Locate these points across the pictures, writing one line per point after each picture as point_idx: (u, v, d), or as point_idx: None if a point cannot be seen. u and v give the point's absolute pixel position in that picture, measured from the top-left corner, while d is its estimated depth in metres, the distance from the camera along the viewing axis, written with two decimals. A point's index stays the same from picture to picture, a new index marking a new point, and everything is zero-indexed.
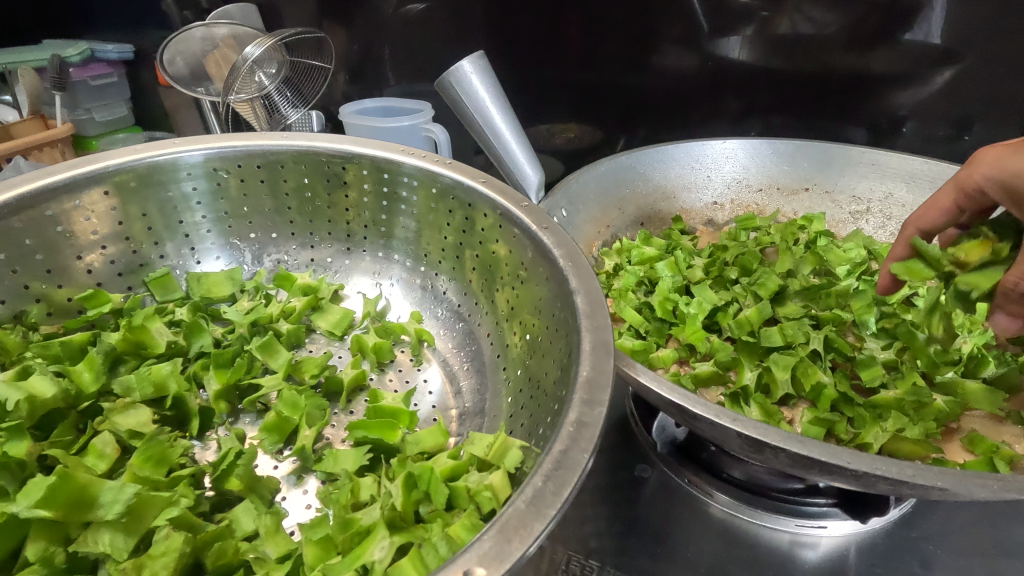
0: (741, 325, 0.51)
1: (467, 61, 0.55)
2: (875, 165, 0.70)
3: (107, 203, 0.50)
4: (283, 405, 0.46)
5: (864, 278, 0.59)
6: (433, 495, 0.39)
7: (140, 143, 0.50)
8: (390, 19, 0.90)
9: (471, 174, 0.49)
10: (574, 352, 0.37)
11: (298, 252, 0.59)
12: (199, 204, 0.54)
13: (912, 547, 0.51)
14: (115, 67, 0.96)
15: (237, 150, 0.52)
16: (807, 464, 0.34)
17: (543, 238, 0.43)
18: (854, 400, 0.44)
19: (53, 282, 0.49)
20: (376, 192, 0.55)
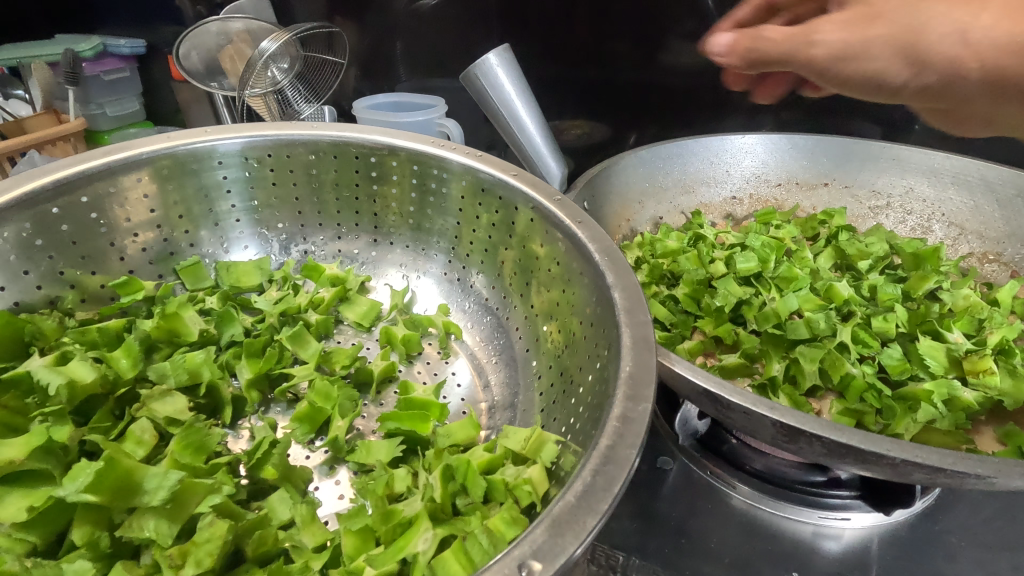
0: (767, 317, 0.51)
1: (493, 54, 0.55)
2: (896, 160, 0.69)
3: (142, 190, 0.51)
4: (319, 397, 0.47)
5: (885, 271, 0.59)
6: (471, 489, 0.39)
7: (174, 131, 0.51)
8: (401, 15, 0.90)
9: (503, 167, 0.50)
10: (614, 346, 0.37)
11: (327, 242, 0.59)
12: (231, 192, 0.55)
13: (936, 540, 0.51)
14: (128, 63, 0.96)
15: (272, 139, 0.52)
16: (844, 451, 0.35)
17: (578, 233, 0.44)
18: (883, 392, 0.44)
19: (89, 270, 0.49)
20: (407, 183, 0.55)
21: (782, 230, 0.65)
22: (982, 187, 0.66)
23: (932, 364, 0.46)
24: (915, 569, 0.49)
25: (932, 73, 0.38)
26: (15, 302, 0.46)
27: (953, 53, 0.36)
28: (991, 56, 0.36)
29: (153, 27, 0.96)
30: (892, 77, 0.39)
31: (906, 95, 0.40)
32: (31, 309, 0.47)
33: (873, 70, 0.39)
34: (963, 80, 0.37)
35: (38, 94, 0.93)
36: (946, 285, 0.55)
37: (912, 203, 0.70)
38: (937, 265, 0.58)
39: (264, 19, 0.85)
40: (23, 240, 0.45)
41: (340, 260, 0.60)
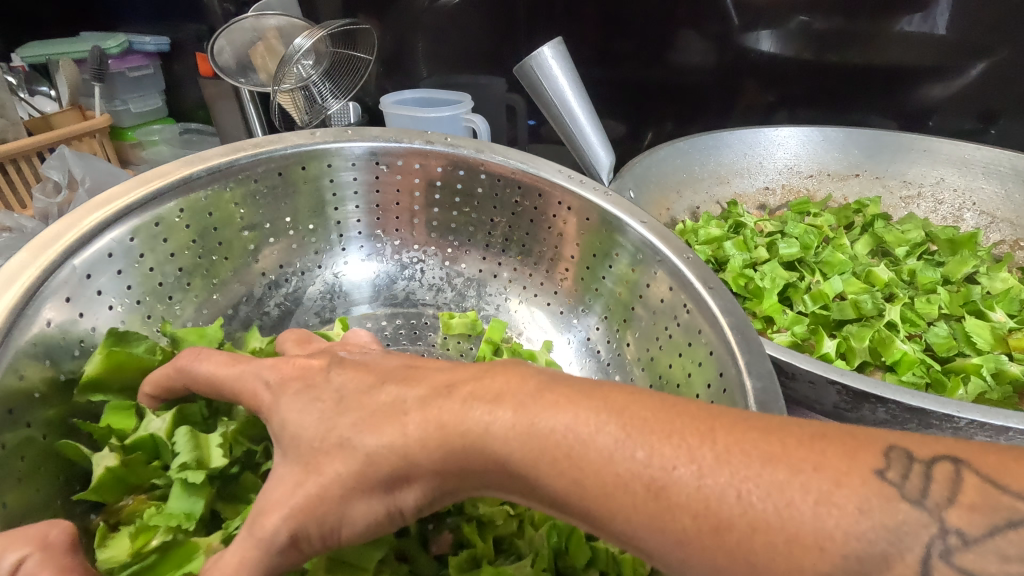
0: (816, 297, 0.53)
1: (548, 46, 0.58)
2: (928, 152, 0.71)
3: (275, 183, 0.47)
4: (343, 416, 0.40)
5: (924, 256, 0.61)
6: (575, 556, 0.38)
7: (319, 127, 0.48)
8: (425, 14, 0.92)
9: (679, 248, 0.43)
10: (735, 382, 0.35)
11: (431, 263, 0.55)
12: (353, 194, 0.51)
13: None
14: (151, 60, 0.99)
15: (408, 146, 0.49)
16: (906, 417, 0.36)
17: (710, 299, 0.40)
18: (932, 365, 0.47)
19: (225, 269, 0.47)
20: (520, 208, 0.51)
21: (822, 217, 0.67)
22: (1013, 176, 0.68)
23: (981, 341, 0.49)
24: None
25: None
26: (169, 297, 0.43)
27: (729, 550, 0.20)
28: (831, 563, 0.19)
29: (176, 23, 0.97)
30: (653, 546, 0.21)
31: (693, 567, 0.21)
32: (170, 302, 0.44)
33: (617, 474, 0.21)
34: (726, 529, 0.20)
35: (64, 91, 0.92)
36: (983, 270, 0.57)
37: (943, 192, 0.72)
38: (976, 250, 0.60)
39: (293, 15, 0.87)
40: (174, 223, 0.42)
41: (443, 277, 0.55)
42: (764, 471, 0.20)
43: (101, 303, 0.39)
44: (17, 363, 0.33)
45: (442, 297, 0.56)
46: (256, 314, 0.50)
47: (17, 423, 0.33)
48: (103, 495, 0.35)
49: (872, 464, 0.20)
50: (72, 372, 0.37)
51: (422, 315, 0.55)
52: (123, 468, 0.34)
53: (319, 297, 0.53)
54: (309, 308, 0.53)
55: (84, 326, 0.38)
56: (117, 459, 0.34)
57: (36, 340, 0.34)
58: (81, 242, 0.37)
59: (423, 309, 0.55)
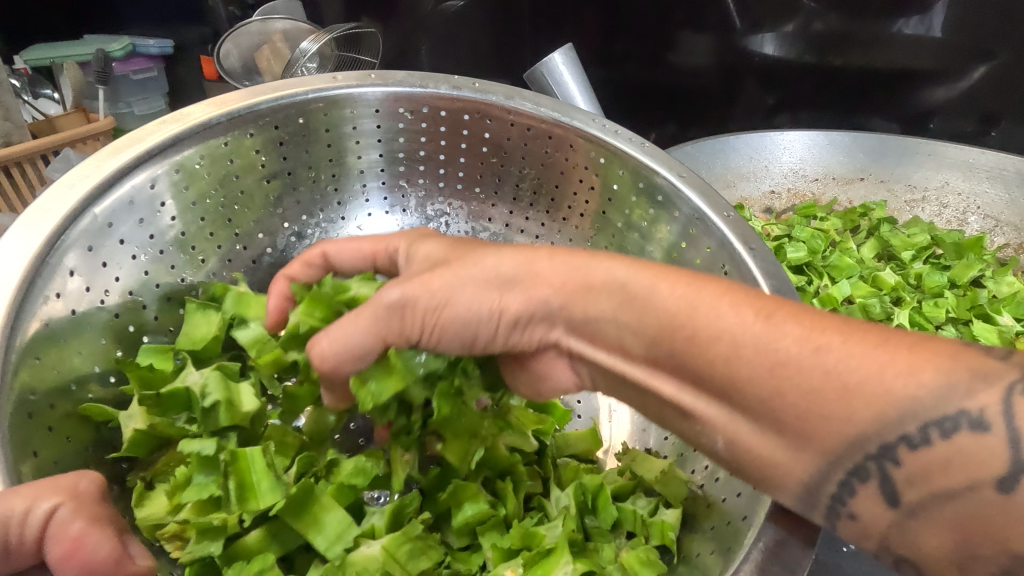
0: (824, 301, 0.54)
1: (558, 53, 0.59)
2: (933, 156, 0.72)
3: (299, 130, 0.47)
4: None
5: (931, 261, 0.62)
6: (601, 513, 0.42)
7: (340, 73, 0.48)
8: (429, 17, 0.93)
9: (718, 206, 0.44)
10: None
11: (455, 219, 0.55)
12: (371, 145, 0.51)
13: None
14: (156, 63, 0.99)
15: (435, 93, 0.49)
16: None
17: (753, 261, 0.41)
18: None
19: (248, 219, 0.48)
20: (549, 157, 0.50)
21: (829, 222, 0.67)
22: (1017, 180, 0.69)
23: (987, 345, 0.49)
24: None
25: (795, 440, 0.28)
26: (192, 248, 0.46)
27: (805, 391, 0.27)
28: (916, 383, 0.26)
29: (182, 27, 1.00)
30: (750, 380, 0.28)
31: (780, 385, 0.28)
32: (195, 253, 0.46)
33: (728, 303, 0.29)
34: (826, 350, 0.27)
35: (69, 93, 0.91)
36: (989, 273, 0.57)
37: (948, 196, 0.73)
38: (981, 254, 0.60)
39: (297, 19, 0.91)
40: (195, 170, 0.44)
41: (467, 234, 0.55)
42: (855, 345, 0.27)
43: (124, 252, 0.41)
44: (36, 310, 0.36)
45: None
46: (280, 264, 0.51)
47: (41, 376, 0.36)
48: (139, 452, 0.40)
49: (971, 349, 0.27)
50: (95, 320, 0.40)
51: None
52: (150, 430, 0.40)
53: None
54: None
55: (108, 273, 0.40)
56: (144, 423, 0.40)
57: (57, 291, 0.37)
58: (100, 192, 0.39)
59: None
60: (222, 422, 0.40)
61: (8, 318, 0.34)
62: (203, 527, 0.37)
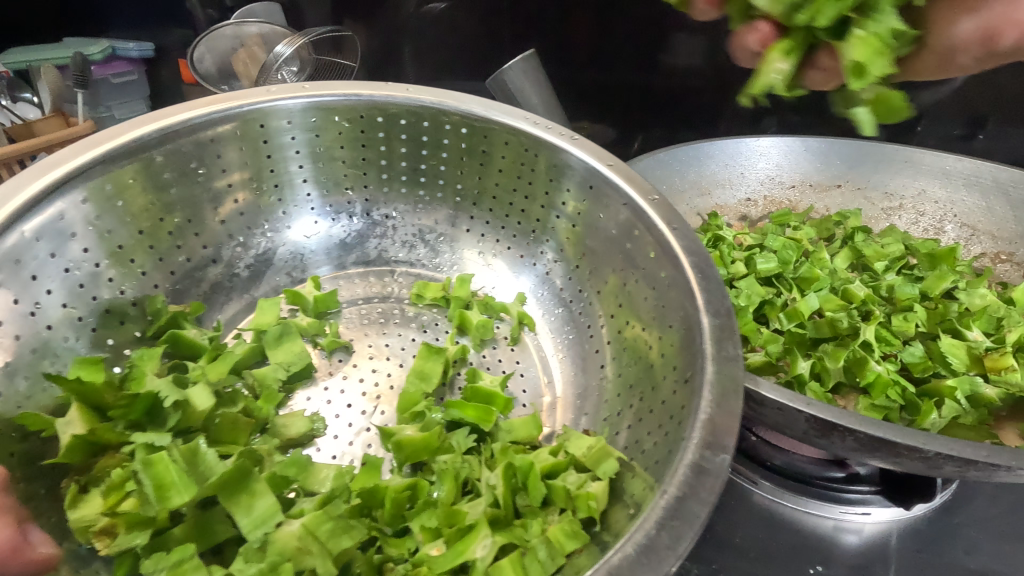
0: (791, 315, 0.52)
1: (519, 60, 0.57)
2: (909, 162, 0.71)
3: (232, 144, 0.49)
4: (279, 355, 0.48)
5: (904, 271, 0.60)
6: (531, 491, 0.41)
7: (276, 84, 0.50)
8: (410, 18, 0.92)
9: (642, 188, 0.46)
10: (693, 320, 0.40)
11: (402, 220, 0.58)
12: (298, 154, 0.53)
13: (953, 533, 0.53)
14: (137, 66, 0.96)
15: (367, 100, 0.51)
16: (874, 446, 0.36)
17: (671, 240, 0.44)
18: (906, 388, 0.46)
19: (188, 229, 0.50)
20: (490, 156, 0.53)
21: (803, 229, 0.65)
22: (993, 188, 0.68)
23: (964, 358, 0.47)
24: (932, 563, 0.52)
25: None
26: (130, 261, 0.47)
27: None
28: None
29: (163, 29, 0.96)
30: None
31: None
32: (133, 266, 0.47)
33: None
34: None
35: (48, 98, 0.90)
36: (962, 285, 0.55)
37: (925, 204, 0.71)
38: (954, 266, 0.58)
39: (275, 22, 0.91)
40: (128, 183, 0.45)
41: (415, 234, 0.58)
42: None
43: (56, 266, 0.43)
44: None
45: (415, 254, 0.58)
46: (227, 276, 0.53)
47: None
48: (71, 458, 0.39)
49: None
50: (25, 332, 0.41)
51: (393, 271, 0.58)
52: (91, 435, 0.39)
53: (291, 251, 0.56)
54: (280, 267, 0.56)
55: (38, 286, 0.42)
56: (85, 427, 0.39)
57: None
58: (26, 210, 0.40)
59: (394, 267, 0.58)
60: (171, 424, 0.41)
61: None
62: (138, 519, 0.37)
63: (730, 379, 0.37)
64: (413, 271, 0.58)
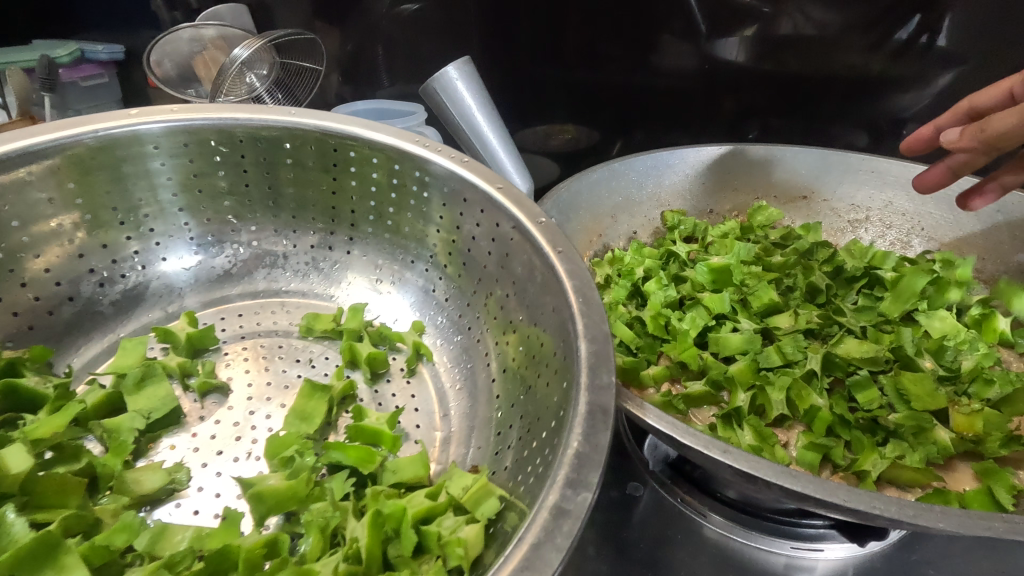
0: (738, 342, 0.48)
1: (452, 66, 0.53)
2: (875, 173, 0.67)
3: (86, 171, 0.51)
4: (139, 401, 0.49)
5: (862, 292, 0.55)
6: (402, 539, 0.39)
7: (136, 108, 0.51)
8: (383, 19, 0.89)
9: (529, 210, 0.47)
10: (570, 334, 0.41)
11: (293, 249, 0.61)
12: (171, 181, 0.55)
13: (913, 571, 0.50)
14: (106, 68, 0.91)
15: (245, 125, 0.53)
16: (801, 498, 0.33)
17: (556, 262, 0.44)
18: (852, 423, 0.42)
19: (39, 262, 0.52)
20: (386, 181, 0.55)
21: (772, 259, 0.58)
22: (964, 202, 0.64)
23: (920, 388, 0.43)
24: None
25: None
26: None
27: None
28: None
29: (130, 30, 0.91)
30: None
31: None
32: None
33: None
34: None
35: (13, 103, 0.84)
36: (924, 306, 0.52)
37: (892, 216, 0.68)
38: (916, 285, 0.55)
39: (242, 27, 0.87)
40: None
41: (307, 263, 0.61)
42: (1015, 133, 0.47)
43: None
44: None
45: (307, 282, 0.61)
46: (94, 305, 0.56)
47: None
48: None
49: None
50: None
51: (280, 302, 0.61)
52: None
53: (171, 278, 0.59)
54: (153, 300, 0.58)
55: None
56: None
57: None
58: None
59: (286, 297, 0.61)
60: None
61: None
62: None
63: (602, 409, 0.36)
64: (303, 300, 0.61)
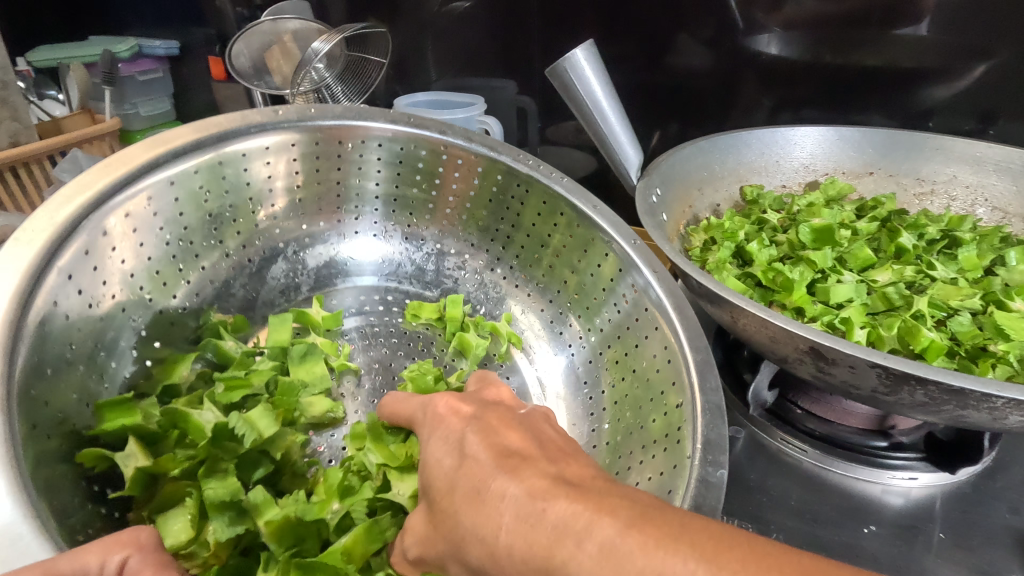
0: (846, 292, 0.55)
1: (580, 48, 0.59)
2: (941, 150, 0.74)
3: (269, 164, 0.62)
4: (302, 373, 0.59)
5: (941, 252, 0.62)
6: None
7: (317, 106, 0.62)
8: (439, 16, 1.04)
9: (652, 264, 0.60)
10: (679, 354, 0.53)
11: (407, 246, 0.73)
12: (354, 175, 0.68)
13: (997, 496, 0.57)
14: (161, 63, 1.22)
15: (429, 136, 0.65)
16: (947, 397, 0.39)
17: (666, 302, 0.57)
18: (956, 352, 0.50)
19: (233, 233, 0.62)
20: (524, 198, 0.67)
21: (857, 224, 0.65)
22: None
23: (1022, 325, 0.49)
24: (982, 520, 0.55)
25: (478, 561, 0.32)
26: (158, 273, 0.56)
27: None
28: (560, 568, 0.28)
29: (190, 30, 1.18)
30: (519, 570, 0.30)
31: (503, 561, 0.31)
32: (143, 293, 0.54)
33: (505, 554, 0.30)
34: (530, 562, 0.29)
35: (76, 95, 1.12)
36: (1002, 262, 0.59)
37: (955, 189, 0.75)
38: (992, 243, 0.61)
39: (305, 17, 0.99)
40: (144, 212, 0.53)
41: (422, 256, 0.73)
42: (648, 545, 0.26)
43: (84, 300, 0.48)
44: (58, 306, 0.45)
45: (403, 273, 0.73)
46: (225, 293, 0.63)
47: (52, 399, 0.44)
48: (135, 490, 0.46)
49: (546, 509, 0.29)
50: (85, 362, 0.48)
51: (387, 289, 0.72)
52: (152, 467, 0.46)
53: (295, 254, 0.68)
54: (273, 287, 0.67)
55: (61, 305, 0.45)
56: (146, 460, 0.46)
57: (53, 304, 0.44)
58: (90, 208, 0.47)
59: (390, 285, 0.73)
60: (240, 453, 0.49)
61: (40, 333, 0.42)
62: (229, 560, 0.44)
63: (715, 404, 0.49)
64: (402, 287, 0.73)
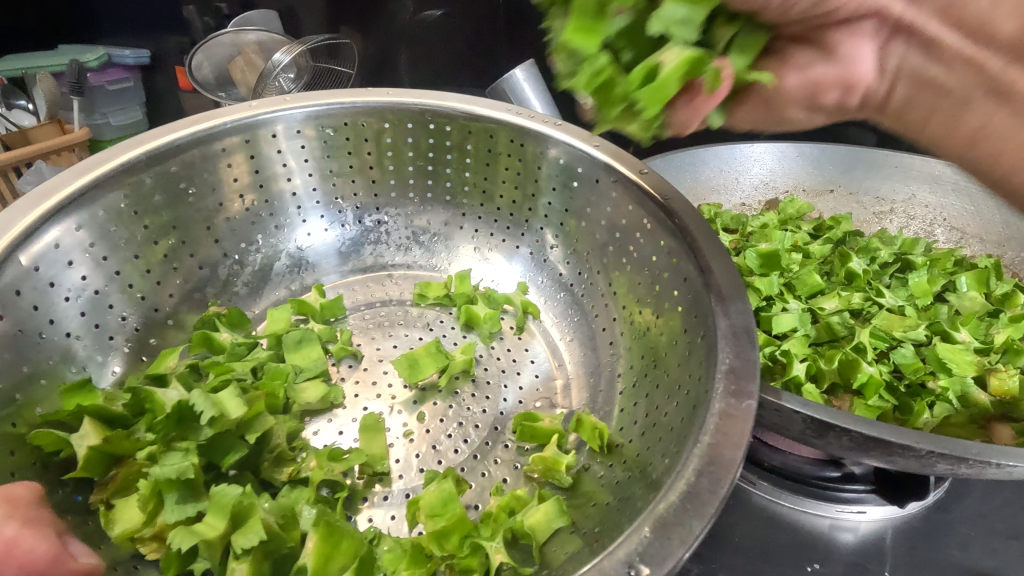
0: (790, 324, 0.54)
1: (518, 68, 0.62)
2: (900, 168, 0.73)
3: (242, 156, 0.62)
4: (299, 358, 0.60)
5: (894, 276, 0.61)
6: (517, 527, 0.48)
7: (289, 94, 0.63)
8: (409, 24, 1.00)
9: (659, 188, 0.56)
10: (700, 280, 0.49)
11: (394, 225, 0.72)
12: (309, 158, 0.66)
13: (950, 529, 0.55)
14: (132, 72, 1.18)
15: (347, 108, 0.63)
16: (872, 444, 0.39)
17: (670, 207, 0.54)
18: (897, 387, 0.50)
19: (222, 228, 0.64)
20: (495, 156, 0.65)
21: (810, 247, 0.63)
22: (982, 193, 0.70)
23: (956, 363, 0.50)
24: (930, 557, 0.53)
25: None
26: (145, 271, 0.58)
27: None
28: None
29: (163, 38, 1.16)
30: None
31: None
32: (132, 291, 0.57)
33: None
34: None
35: (42, 104, 1.09)
36: (953, 287, 0.59)
37: (915, 208, 0.73)
38: (946, 266, 0.60)
39: (271, 30, 0.98)
40: (121, 211, 0.55)
41: (409, 237, 0.72)
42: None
43: (55, 294, 0.51)
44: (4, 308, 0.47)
45: (409, 255, 0.73)
46: (226, 291, 0.65)
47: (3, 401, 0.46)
48: (92, 468, 0.47)
49: None
50: (49, 376, 0.50)
51: (390, 274, 0.72)
52: (105, 444, 0.46)
53: (297, 250, 0.69)
54: (278, 279, 0.69)
55: (22, 301, 0.48)
56: (98, 439, 0.46)
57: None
58: (56, 209, 0.50)
59: (393, 271, 0.72)
60: (203, 437, 0.47)
61: None
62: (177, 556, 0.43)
63: (742, 327, 0.45)
64: (409, 270, 0.73)
